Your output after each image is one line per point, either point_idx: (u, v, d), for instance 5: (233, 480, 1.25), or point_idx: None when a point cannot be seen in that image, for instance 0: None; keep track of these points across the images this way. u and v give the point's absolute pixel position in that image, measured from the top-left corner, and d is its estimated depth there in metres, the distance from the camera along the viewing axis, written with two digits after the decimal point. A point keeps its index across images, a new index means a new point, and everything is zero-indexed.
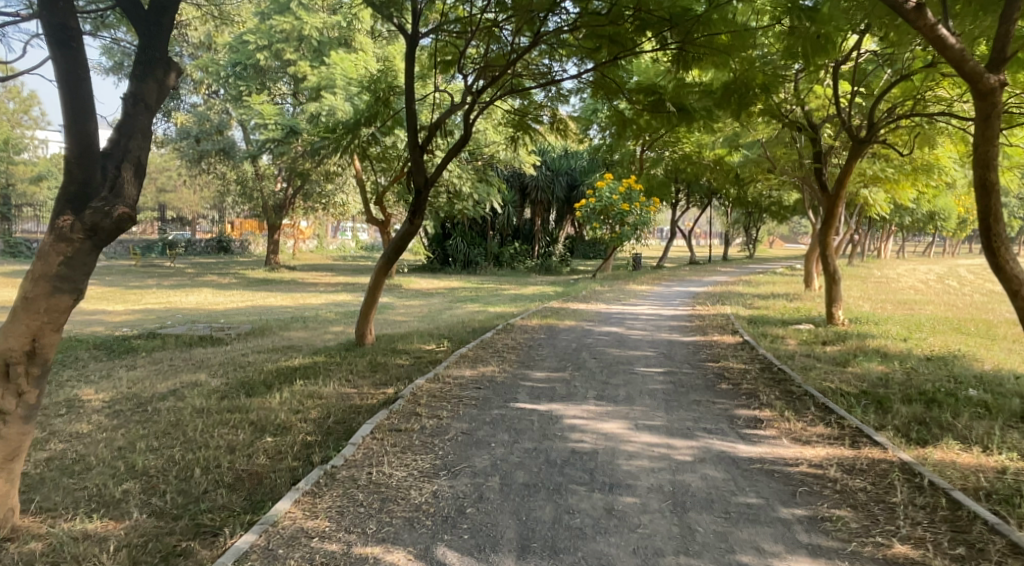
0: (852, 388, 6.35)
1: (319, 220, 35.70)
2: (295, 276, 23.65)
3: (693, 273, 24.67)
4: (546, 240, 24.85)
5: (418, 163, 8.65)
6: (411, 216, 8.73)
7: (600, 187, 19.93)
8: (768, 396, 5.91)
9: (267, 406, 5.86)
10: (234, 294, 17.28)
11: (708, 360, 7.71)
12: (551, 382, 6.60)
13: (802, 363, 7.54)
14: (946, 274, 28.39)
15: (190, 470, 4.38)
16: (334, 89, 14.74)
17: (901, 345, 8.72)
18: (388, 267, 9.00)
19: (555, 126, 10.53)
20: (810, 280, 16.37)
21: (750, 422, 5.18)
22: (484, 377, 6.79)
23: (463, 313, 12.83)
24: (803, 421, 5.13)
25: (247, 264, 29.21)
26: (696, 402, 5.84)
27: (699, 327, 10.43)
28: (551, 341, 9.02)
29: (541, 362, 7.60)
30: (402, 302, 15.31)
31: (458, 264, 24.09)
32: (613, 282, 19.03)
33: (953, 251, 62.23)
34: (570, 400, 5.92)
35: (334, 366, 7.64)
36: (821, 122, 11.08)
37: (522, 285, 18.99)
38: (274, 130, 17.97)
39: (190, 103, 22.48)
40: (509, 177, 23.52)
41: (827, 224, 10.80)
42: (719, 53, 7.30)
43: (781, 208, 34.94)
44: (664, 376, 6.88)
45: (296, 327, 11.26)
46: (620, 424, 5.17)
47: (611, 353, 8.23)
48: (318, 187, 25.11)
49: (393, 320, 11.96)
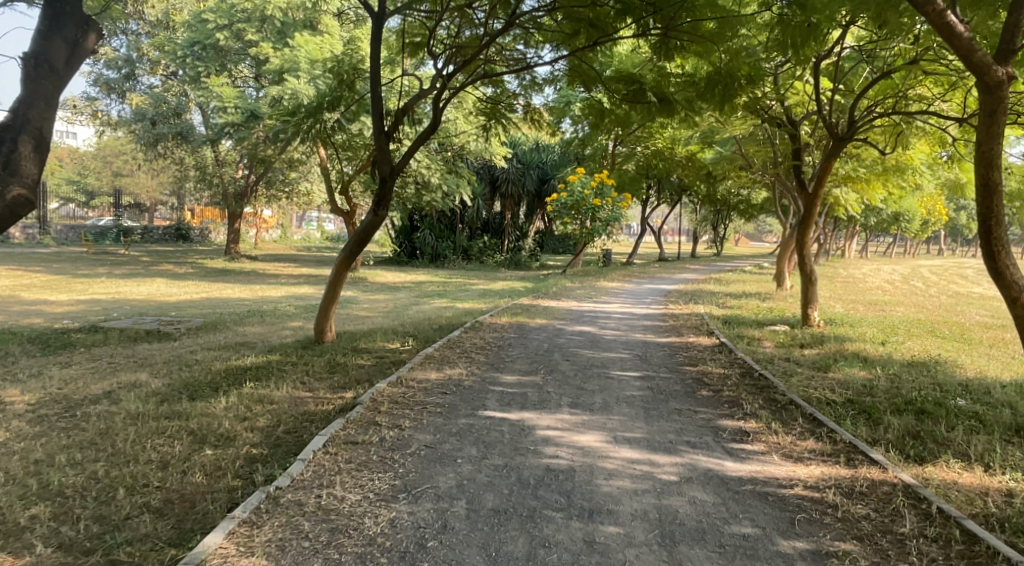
0: (838, 397, 6.05)
1: (283, 209, 34.74)
2: (256, 267, 22.84)
3: (663, 270, 24.46)
4: (515, 235, 24.41)
5: (383, 151, 8.11)
6: (375, 206, 8.21)
7: (572, 181, 19.54)
8: (751, 405, 5.57)
9: (209, 412, 5.32)
10: (189, 285, 16.51)
11: (685, 364, 7.36)
12: (522, 387, 6.17)
13: (782, 368, 7.24)
14: (909, 274, 28.74)
15: (112, 491, 3.88)
16: (298, 72, 14.04)
17: (880, 349, 8.49)
18: (350, 260, 8.48)
19: (528, 116, 10.10)
20: (783, 279, 16.19)
21: (736, 435, 4.82)
22: (450, 381, 6.33)
23: (430, 309, 12.33)
24: (793, 435, 4.78)
25: (206, 254, 28.21)
26: (677, 411, 5.47)
27: (674, 328, 10.11)
28: (522, 341, 8.59)
29: (511, 364, 7.18)
30: (366, 296, 14.73)
31: (425, 257, 23.65)
32: (584, 279, 18.69)
33: (915, 252, 63.51)
34: (543, 408, 5.50)
35: (288, 366, 7.11)
36: (801, 119, 10.86)
37: (491, 280, 18.53)
38: (233, 114, 17.19)
39: (147, 84, 21.59)
40: (479, 169, 23.01)
41: (805, 224, 10.56)
42: (703, 42, 6.96)
43: (750, 207, 35.02)
44: (641, 382, 6.50)
45: (251, 321, 10.65)
46: (598, 436, 4.77)
47: (585, 354, 7.83)
48: (281, 174, 24.29)
49: (356, 316, 11.41)
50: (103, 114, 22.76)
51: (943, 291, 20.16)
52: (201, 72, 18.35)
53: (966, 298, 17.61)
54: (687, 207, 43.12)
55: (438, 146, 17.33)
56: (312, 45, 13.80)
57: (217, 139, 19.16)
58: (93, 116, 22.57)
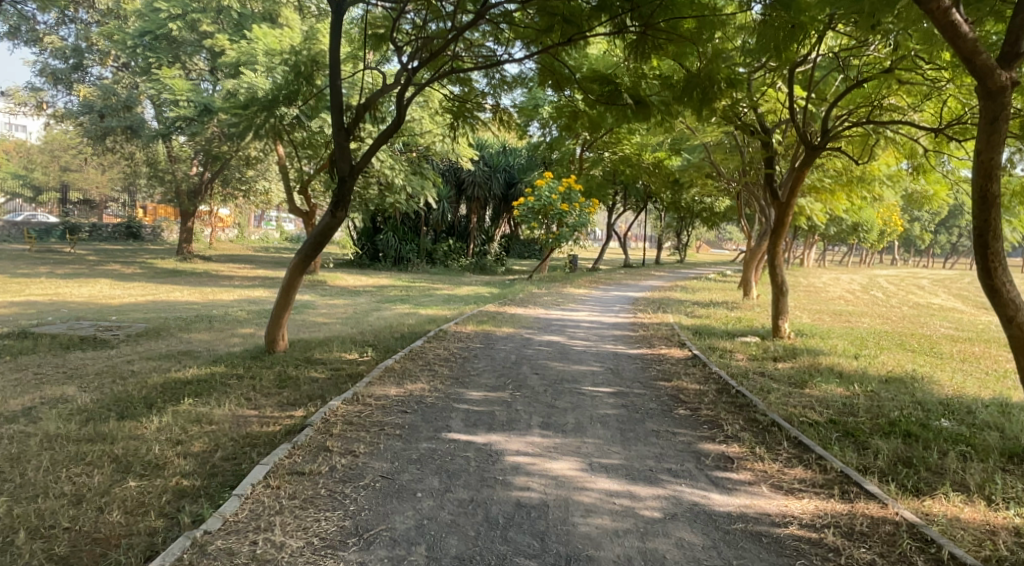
0: (819, 416, 5.75)
1: (241, 209, 33.71)
2: (209, 268, 21.96)
3: (628, 277, 24.29)
4: (481, 239, 23.98)
5: (342, 148, 7.60)
6: (332, 207, 7.69)
7: (539, 185, 19.17)
8: (732, 426, 5.22)
9: (139, 435, 4.77)
10: (135, 286, 15.67)
11: (659, 379, 7.01)
12: (488, 405, 5.73)
13: (758, 384, 6.94)
14: (868, 284, 29.12)
15: (11, 535, 3.34)
16: (255, 65, 13.37)
17: (854, 363, 8.28)
18: (305, 264, 7.93)
19: (497, 118, 9.69)
20: (750, 288, 16.07)
21: (720, 462, 4.45)
22: (411, 398, 5.86)
23: (391, 315, 11.81)
24: (781, 462, 4.42)
25: (157, 253, 27.19)
26: (655, 433, 5.09)
27: (644, 338, 9.79)
28: (488, 352, 8.15)
29: (476, 379, 6.73)
30: (325, 301, 14.12)
31: (388, 260, 23.01)
32: (550, 285, 18.35)
33: (870, 260, 64.93)
34: (512, 430, 5.06)
35: (234, 380, 6.54)
36: (774, 126, 10.67)
37: (455, 285, 18.05)
38: (186, 107, 16.40)
39: (97, 75, 20.64)
40: (444, 171, 22.54)
41: (777, 234, 10.34)
42: (683, 42, 6.67)
43: (713, 215, 35.19)
44: (615, 399, 6.12)
45: (199, 327, 10.01)
46: (572, 463, 4.36)
47: (554, 368, 7.43)
48: (238, 171, 23.46)
49: (312, 322, 10.82)
50: (48, 106, 21.63)
51: (904, 301, 20.34)
52: (152, 63, 17.55)
53: (927, 309, 17.77)
54: (651, 213, 43.18)
55: (402, 147, 16.82)
56: (270, 37, 13.08)
57: (169, 134, 18.32)
58: (37, 107, 21.44)
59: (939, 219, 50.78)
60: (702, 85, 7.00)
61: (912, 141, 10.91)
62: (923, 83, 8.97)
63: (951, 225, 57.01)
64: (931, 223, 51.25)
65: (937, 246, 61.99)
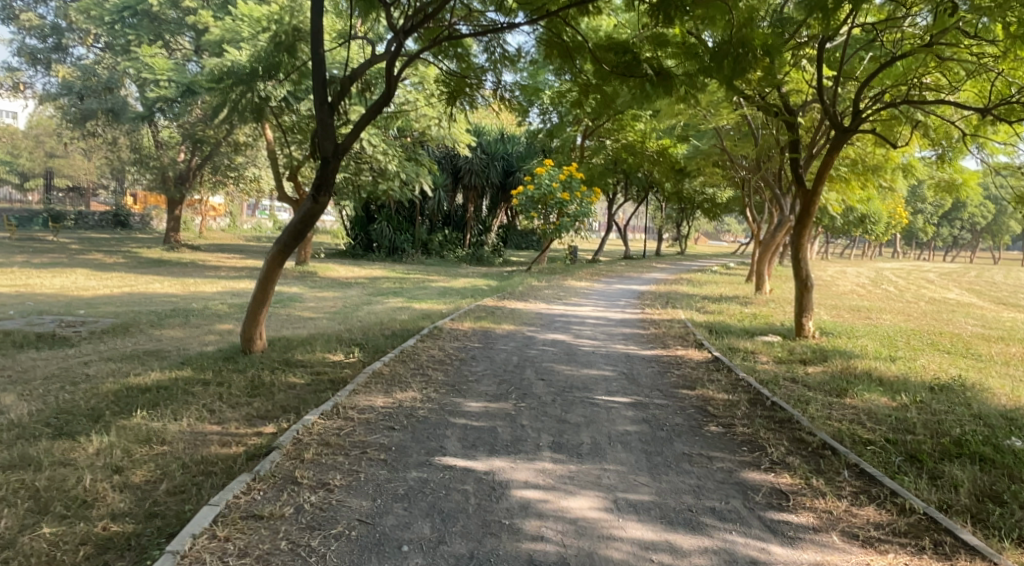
0: (872, 435, 4.97)
1: (232, 197, 32.80)
2: (195, 257, 21.16)
3: (630, 269, 23.53)
4: (478, 228, 23.28)
5: (325, 125, 6.75)
6: (314, 191, 6.86)
7: (539, 173, 18.15)
8: (777, 449, 4.44)
9: (71, 461, 4.00)
10: (114, 277, 14.84)
11: (680, 387, 6.21)
12: (490, 420, 4.94)
13: (790, 393, 6.16)
14: (876, 278, 28.31)
15: None
16: (239, 42, 12.47)
17: (893, 368, 7.50)
18: (284, 256, 7.09)
19: (497, 96, 8.85)
20: (761, 283, 15.28)
21: (774, 500, 3.66)
22: (400, 411, 5.06)
23: (382, 310, 10.99)
24: (846, 499, 3.65)
25: (143, 242, 26.31)
26: (687, 457, 4.31)
27: (657, 337, 8.99)
28: (487, 353, 7.33)
29: (475, 386, 5.93)
30: (314, 293, 13.28)
31: (382, 251, 22.14)
32: (550, 277, 17.55)
33: (871, 252, 64.26)
34: (518, 453, 4.27)
35: (199, 386, 5.73)
36: (799, 107, 9.85)
37: (452, 277, 17.25)
38: (166, 88, 15.41)
39: (79, 56, 19.84)
40: (440, 158, 21.62)
41: (802, 224, 9.51)
42: (714, 4, 5.81)
43: (714, 206, 34.31)
44: (634, 412, 5.33)
45: (173, 323, 9.21)
46: (592, 499, 3.59)
47: (562, 372, 6.62)
48: (227, 158, 22.61)
49: (297, 318, 10.02)
50: (27, 87, 20.75)
51: (918, 296, 19.58)
52: (131, 41, 16.93)
53: (945, 304, 17.00)
54: (652, 203, 42.30)
55: (396, 131, 15.94)
56: (255, 12, 12.22)
57: (151, 118, 17.50)
58: (14, 88, 20.52)
59: (942, 211, 50.09)
60: (734, 53, 6.11)
61: (944, 124, 10.09)
62: (968, 61, 8.14)
63: (954, 217, 56.28)
64: (935, 215, 50.54)
65: (938, 239, 61.16)
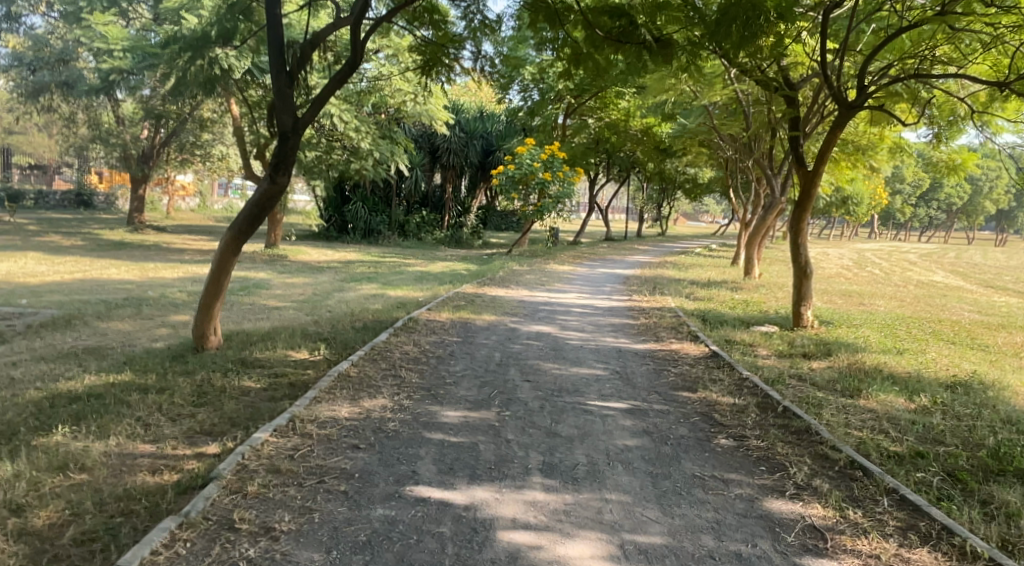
0: (900, 447, 4.42)
1: (201, 177, 31.63)
2: (160, 239, 20.22)
3: (613, 251, 22.96)
4: (457, 210, 22.52)
5: (283, 97, 5.99)
6: (272, 170, 6.11)
7: (520, 152, 17.43)
8: (800, 470, 3.87)
9: None
10: (67, 260, 13.90)
11: (680, 389, 5.62)
12: (470, 434, 4.30)
13: (799, 395, 5.59)
14: (859, 259, 28.02)
15: None
16: (196, 9, 11.51)
17: (903, 363, 6.98)
18: (240, 242, 6.34)
19: (476, 68, 8.09)
20: (750, 267, 14.78)
21: (809, 541, 3.08)
22: (367, 424, 4.40)
23: (354, 298, 10.27)
24: (894, 539, 3.09)
25: (107, 223, 25.21)
26: (699, 482, 3.71)
27: (648, 329, 8.39)
28: (467, 350, 6.67)
29: (454, 390, 5.28)
30: (282, 279, 12.49)
31: (357, 233, 21.27)
32: (532, 261, 16.90)
33: (849, 232, 64.27)
34: (503, 479, 3.64)
35: (137, 394, 5.03)
36: (799, 81, 9.23)
37: (429, 261, 16.49)
38: (121, 59, 14.45)
39: (31, 25, 18.71)
40: (417, 137, 20.77)
41: (801, 208, 8.94)
42: None
43: (696, 186, 33.75)
44: (633, 422, 4.73)
45: (124, 314, 8.43)
46: (593, 545, 3.00)
47: (549, 371, 6.01)
48: (192, 134, 21.56)
49: (262, 307, 9.26)
50: None
51: (906, 279, 19.20)
52: (84, 9, 15.84)
53: (934, 288, 16.67)
54: (633, 183, 41.55)
55: (370, 108, 15.16)
56: None
57: (108, 91, 16.44)
58: None
59: (920, 192, 50.17)
60: (745, 16, 5.42)
61: (950, 100, 9.54)
62: (983, 31, 7.52)
63: (931, 197, 56.36)
64: (913, 195, 50.58)
65: (914, 219, 61.38)
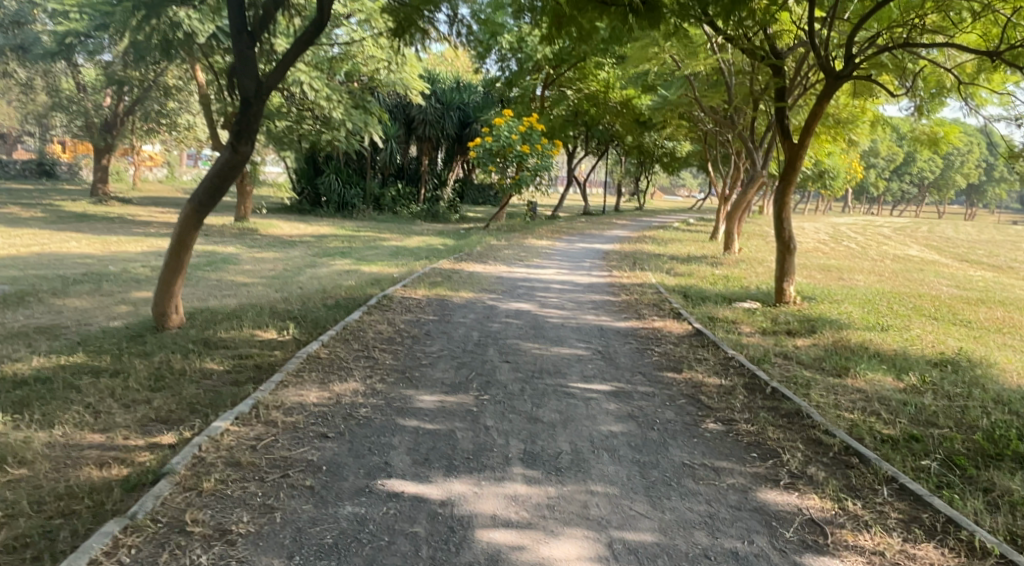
0: (893, 430, 4.26)
1: (168, 147, 30.68)
2: (125, 212, 19.54)
3: (591, 226, 22.73)
4: (433, 183, 22.09)
5: (244, 59, 5.60)
6: (234, 139, 5.73)
7: (498, 123, 16.99)
8: (793, 457, 3.69)
9: None
10: (24, 233, 13.31)
11: (665, 370, 5.42)
12: (447, 420, 4.05)
13: (787, 375, 5.42)
14: (835, 234, 28.12)
15: None
16: None
17: (889, 340, 6.86)
18: (201, 215, 5.97)
19: (453, 33, 7.69)
20: (730, 242, 14.65)
21: (809, 536, 2.90)
22: (337, 410, 4.13)
23: (326, 274, 9.93)
24: (898, 533, 2.91)
25: (69, 194, 24.33)
26: (689, 471, 3.51)
27: (630, 305, 8.18)
28: (443, 328, 6.41)
29: (430, 372, 5.02)
30: (251, 254, 12.07)
31: (330, 206, 20.77)
32: (510, 235, 16.60)
33: (823, 206, 64.71)
34: (482, 470, 3.40)
35: (88, 378, 4.70)
36: (785, 51, 8.97)
37: (405, 235, 16.11)
38: (78, 20, 13.71)
39: None
40: (392, 107, 20.26)
41: (786, 181, 8.74)
42: None
43: (674, 160, 33.56)
44: (617, 405, 4.51)
45: (81, 291, 8.00)
46: (580, 544, 2.78)
47: (529, 351, 5.77)
48: (158, 102, 20.77)
49: (229, 283, 8.87)
50: None
51: (882, 253, 19.26)
52: None
53: (910, 262, 16.70)
54: (611, 156, 41.15)
55: (342, 76, 14.63)
56: None
57: (65, 56, 15.63)
58: None
59: (894, 166, 50.56)
60: None
61: (936, 71, 9.36)
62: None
63: (904, 172, 56.88)
64: (886, 170, 50.92)
65: (887, 194, 61.99)
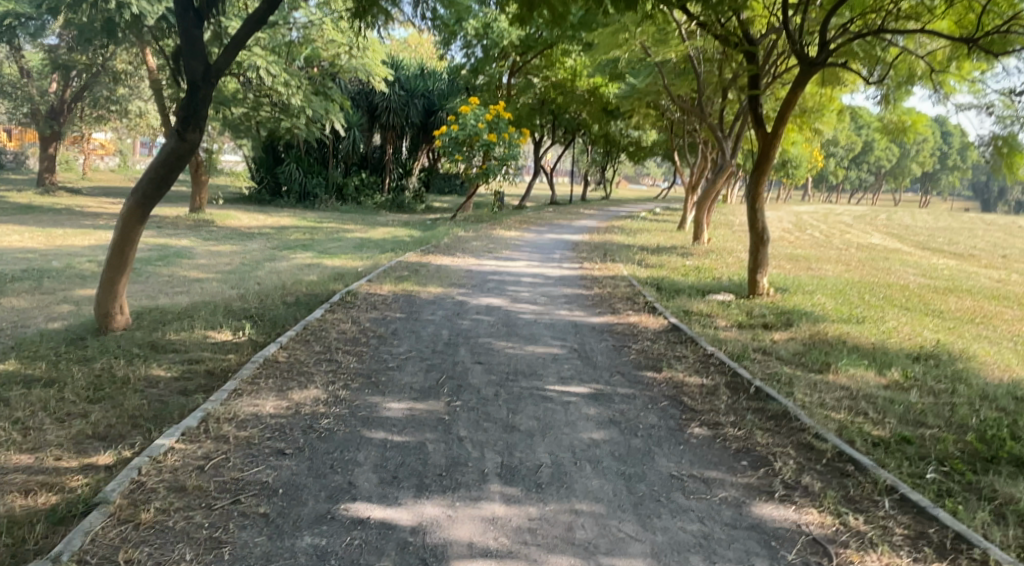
0: (884, 431, 4.08)
1: (120, 136, 29.49)
2: (74, 203, 18.63)
3: (559, 216, 22.48)
4: (398, 172, 21.59)
5: (190, 39, 5.15)
6: (180, 125, 5.31)
7: (464, 111, 16.59)
8: (786, 465, 3.47)
9: None
10: None
11: (644, 369, 5.19)
12: (416, 431, 3.75)
13: (769, 373, 5.22)
14: (799, 223, 28.36)
15: None
16: None
17: (866, 333, 6.73)
18: (146, 208, 5.53)
19: (416, 15, 7.28)
20: (700, 232, 14.54)
21: (813, 558, 2.68)
22: (296, 422, 3.79)
23: (286, 268, 9.47)
24: (906, 551, 2.71)
25: (15, 185, 23.20)
26: (678, 483, 3.28)
27: (603, 299, 7.94)
28: (411, 327, 6.08)
29: (397, 376, 4.69)
30: (207, 247, 11.51)
31: (292, 196, 20.17)
32: (478, 226, 16.24)
33: (784, 194, 65.50)
34: (457, 489, 3.11)
35: (17, 389, 4.27)
36: (759, 37, 8.76)
37: (369, 227, 15.66)
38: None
39: None
40: (354, 94, 19.75)
41: (759, 171, 8.58)
42: None
43: (640, 150, 33.52)
44: (598, 410, 4.25)
45: (19, 289, 7.44)
46: None
47: (501, 351, 5.48)
48: (107, 88, 19.82)
49: (182, 280, 8.38)
50: None
51: (846, 242, 19.42)
52: None
53: (875, 251, 16.83)
54: (577, 145, 40.82)
55: (302, 61, 14.09)
56: None
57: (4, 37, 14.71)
58: None
59: (853, 155, 51.39)
60: None
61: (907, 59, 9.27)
62: None
63: (863, 161, 57.88)
64: (846, 158, 51.72)
65: (847, 182, 63.08)
